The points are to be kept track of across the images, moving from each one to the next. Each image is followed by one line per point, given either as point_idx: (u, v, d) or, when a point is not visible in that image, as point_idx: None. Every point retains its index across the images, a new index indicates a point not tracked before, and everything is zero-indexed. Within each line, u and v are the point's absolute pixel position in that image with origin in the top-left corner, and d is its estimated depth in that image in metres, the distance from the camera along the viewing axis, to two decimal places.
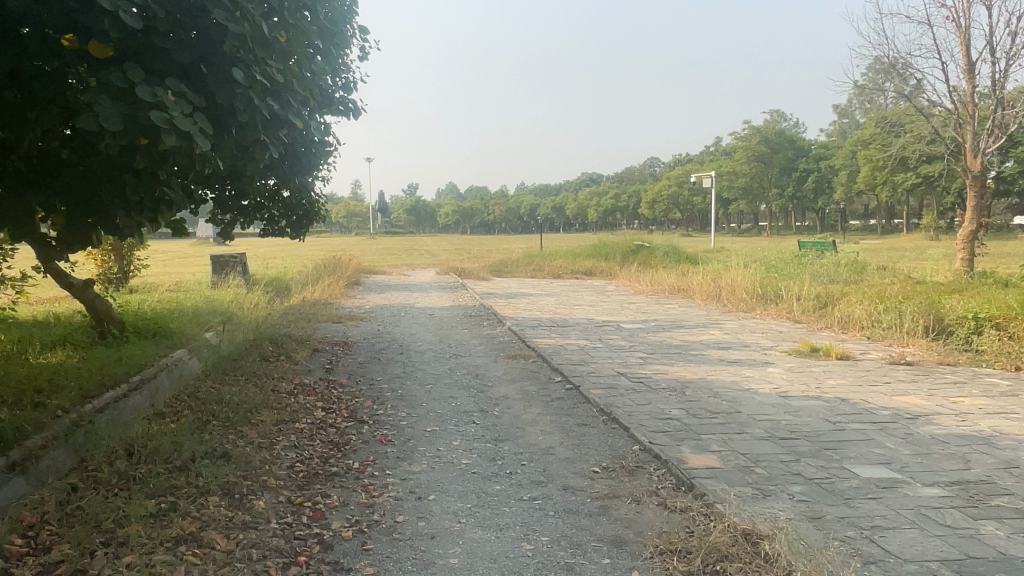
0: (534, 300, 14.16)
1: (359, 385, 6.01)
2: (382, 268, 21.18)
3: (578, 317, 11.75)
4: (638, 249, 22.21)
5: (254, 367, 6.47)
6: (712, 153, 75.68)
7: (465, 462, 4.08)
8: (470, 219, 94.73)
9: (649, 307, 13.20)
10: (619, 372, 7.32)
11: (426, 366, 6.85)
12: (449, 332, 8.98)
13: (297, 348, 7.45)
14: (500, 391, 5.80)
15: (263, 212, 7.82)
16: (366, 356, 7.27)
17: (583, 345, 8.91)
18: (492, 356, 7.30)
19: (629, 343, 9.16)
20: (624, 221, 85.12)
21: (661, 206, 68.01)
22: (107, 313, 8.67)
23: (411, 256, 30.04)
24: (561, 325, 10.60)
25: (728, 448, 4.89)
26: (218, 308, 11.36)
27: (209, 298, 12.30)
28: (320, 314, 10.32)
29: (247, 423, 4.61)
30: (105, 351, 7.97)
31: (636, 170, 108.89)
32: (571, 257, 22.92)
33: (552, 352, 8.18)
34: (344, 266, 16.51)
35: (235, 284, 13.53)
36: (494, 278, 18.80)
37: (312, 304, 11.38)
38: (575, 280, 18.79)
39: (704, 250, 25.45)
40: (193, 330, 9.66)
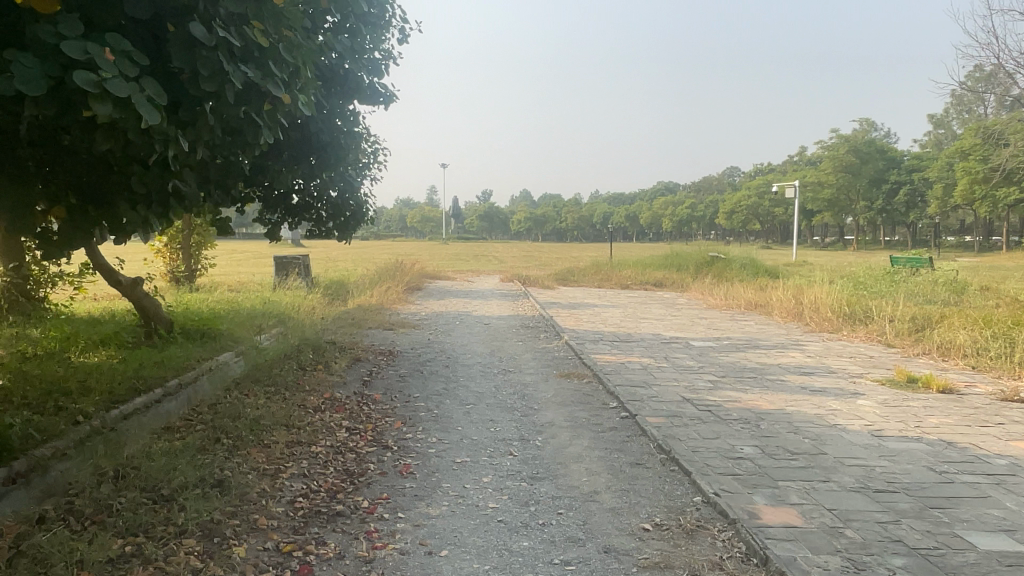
0: (598, 312, 13.47)
1: (394, 402, 5.48)
2: (447, 273, 20.84)
3: (644, 331, 10.99)
4: (713, 261, 21.14)
5: (288, 376, 6.02)
6: (795, 164, 72.93)
7: (492, 507, 3.46)
8: (542, 227, 94.26)
9: (723, 324, 12.28)
10: (684, 397, 6.56)
11: (469, 383, 6.29)
12: (502, 345, 8.39)
13: (338, 357, 6.98)
14: (547, 416, 5.17)
15: (309, 212, 7.44)
16: (408, 369, 6.76)
17: (647, 365, 8.17)
18: (544, 374, 6.68)
19: (698, 364, 8.37)
20: (700, 231, 82.95)
21: (740, 216, 65.84)
22: (155, 313, 8.46)
23: (479, 262, 29.75)
24: (624, 340, 9.87)
25: (811, 502, 4.11)
26: (273, 310, 11.14)
27: (266, 300, 12.13)
28: (371, 320, 9.94)
29: (257, 445, 4.14)
30: (148, 351, 7.75)
31: (714, 180, 106.19)
32: (641, 267, 22.04)
33: (611, 372, 7.48)
34: (405, 271, 16.20)
35: (294, 286, 13.36)
36: (559, 287, 18.16)
37: (366, 310, 11.01)
38: (645, 291, 17.95)
39: (785, 263, 24.09)
40: (244, 332, 9.40)
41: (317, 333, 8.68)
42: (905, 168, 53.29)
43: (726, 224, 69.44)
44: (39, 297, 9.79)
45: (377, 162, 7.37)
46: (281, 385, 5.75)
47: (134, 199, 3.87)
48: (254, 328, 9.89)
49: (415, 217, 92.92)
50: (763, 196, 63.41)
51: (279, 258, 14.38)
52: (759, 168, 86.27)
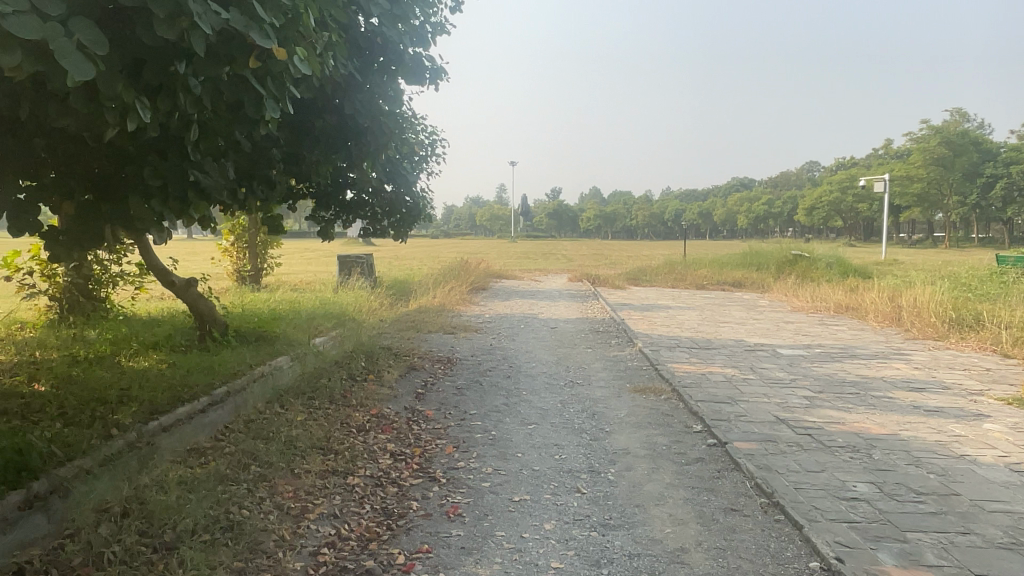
0: (673, 314, 12.63)
1: (448, 420, 4.87)
2: (513, 272, 20.26)
3: (725, 337, 10.13)
4: (796, 260, 19.85)
5: (336, 386, 5.50)
6: (880, 157, 69.34)
7: (554, 566, 2.82)
8: (612, 225, 92.87)
9: (812, 329, 11.26)
10: (778, 419, 5.74)
11: (533, 397, 5.65)
12: (569, 352, 7.71)
13: (392, 365, 6.43)
14: (620, 442, 4.48)
15: (364, 209, 6.93)
16: (466, 380, 6.18)
17: (731, 377, 7.35)
18: (616, 388, 5.99)
19: (789, 376, 7.50)
20: (777, 228, 79.99)
21: (821, 212, 62.99)
22: (209, 315, 8.14)
23: (547, 260, 29.11)
24: (702, 348, 9.04)
25: (953, 565, 3.29)
26: (333, 311, 10.77)
27: (327, 300, 11.79)
28: (432, 323, 9.44)
29: (286, 475, 3.60)
30: (199, 354, 7.44)
31: (792, 175, 102.35)
32: (717, 266, 20.93)
33: (692, 385, 6.71)
34: (470, 270, 15.70)
35: (357, 286, 13.01)
36: (631, 287, 17.33)
37: (428, 312, 10.52)
38: (722, 292, 16.93)
39: (873, 262, 22.50)
40: (301, 335, 9.02)
41: (375, 338, 8.18)
42: (1003, 160, 49.76)
43: (806, 220, 66.61)
44: (100, 297, 9.71)
45: (435, 155, 6.83)
46: (326, 397, 5.23)
47: (148, 193, 3.41)
48: (312, 331, 9.50)
49: (484, 215, 92.99)
50: (847, 192, 60.46)
51: (342, 257, 14.08)
52: (840, 162, 82.49)
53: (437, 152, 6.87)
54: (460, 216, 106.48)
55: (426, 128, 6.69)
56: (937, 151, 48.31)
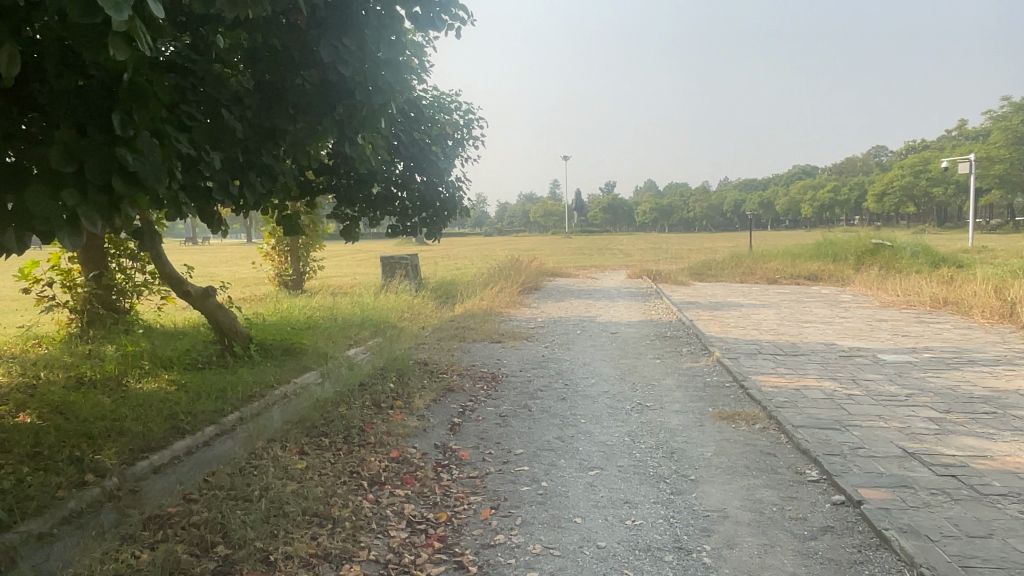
0: (747, 313, 11.36)
1: (488, 464, 3.85)
2: (568, 270, 19.17)
3: (812, 339, 8.85)
4: (877, 250, 18.16)
5: (353, 417, 4.52)
6: (955, 138, 65.43)
7: None
8: (669, 217, 90.74)
9: (911, 329, 9.83)
10: (906, 453, 4.51)
11: (593, 428, 4.57)
12: (633, 365, 6.59)
13: (423, 387, 5.41)
14: (712, 498, 3.38)
15: (391, 204, 5.97)
16: (513, 404, 5.16)
17: (831, 393, 6.11)
18: (696, 413, 4.87)
19: (902, 391, 6.22)
20: (843, 216, 76.60)
21: (892, 198, 59.77)
22: (231, 327, 7.34)
23: (604, 256, 27.91)
24: (789, 355, 7.79)
25: None
26: (372, 318, 9.86)
27: (367, 305, 10.93)
28: (478, 331, 8.45)
29: (257, 564, 2.65)
30: (215, 372, 6.63)
31: (857, 160, 98.12)
32: (790, 258, 19.41)
33: (787, 406, 5.51)
34: (522, 268, 14.68)
35: (400, 289, 12.14)
36: (695, 283, 16.05)
37: (474, 317, 9.52)
38: (797, 287, 15.49)
39: (962, 249, 20.55)
40: (334, 347, 8.14)
41: (413, 350, 7.21)
42: None
43: (876, 207, 63.40)
44: (124, 309, 9.05)
45: (471, 138, 5.82)
46: (339, 434, 4.24)
47: (60, 181, 2.53)
48: (347, 343, 8.60)
49: (538, 211, 91.83)
50: (920, 176, 57.14)
51: (385, 258, 13.22)
52: (911, 145, 78.35)
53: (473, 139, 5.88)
54: (514, 213, 105.69)
55: (460, 105, 5.69)
56: (1022, 129, 44.98)
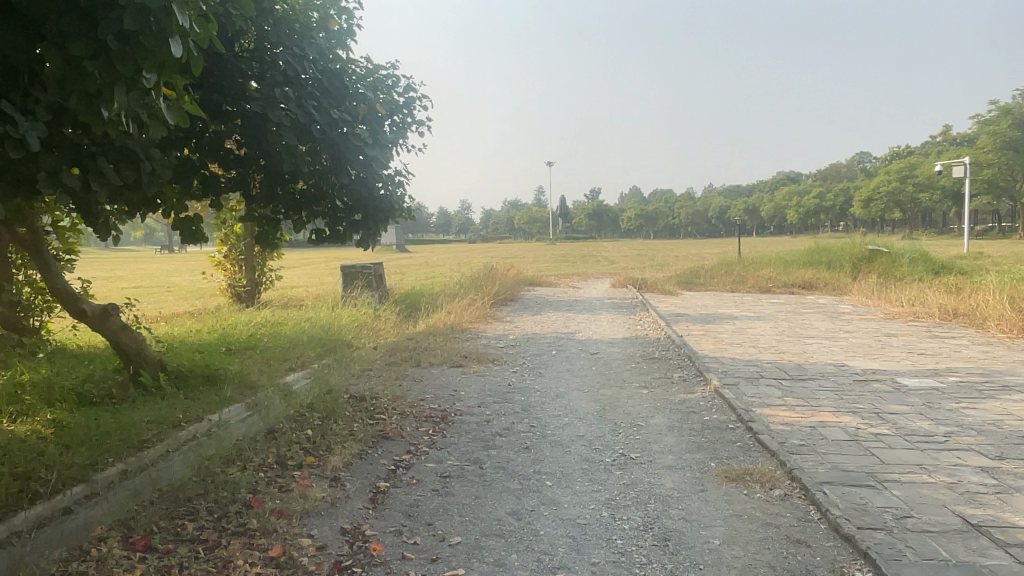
0: (742, 327, 10.31)
1: (410, 567, 2.71)
2: (548, 278, 18.11)
3: (818, 359, 7.80)
4: (874, 256, 17.19)
5: (242, 484, 3.40)
6: (939, 143, 65.14)
7: None
8: (654, 224, 90.02)
9: (925, 345, 8.81)
10: (969, 527, 3.44)
11: (561, 496, 3.46)
12: (614, 397, 5.48)
13: (348, 432, 4.27)
14: None
15: (316, 205, 4.83)
16: (460, 457, 4.02)
17: (854, 432, 5.03)
18: (695, 471, 3.78)
19: (938, 428, 5.16)
20: (828, 221, 76.20)
21: (878, 204, 59.20)
22: (139, 351, 6.16)
23: (587, 264, 26.90)
24: (796, 381, 6.71)
25: None
26: (320, 335, 8.69)
27: (319, 320, 9.77)
28: (437, 352, 7.33)
29: None
30: (107, 410, 5.43)
31: (841, 167, 97.99)
32: (782, 266, 18.44)
33: (805, 454, 4.42)
34: (497, 277, 13.57)
35: (360, 301, 10.99)
36: (683, 292, 15.02)
37: (436, 335, 8.39)
38: (792, 296, 14.50)
39: (959, 256, 19.67)
40: (266, 372, 6.97)
41: (353, 378, 6.08)
42: None
43: (862, 213, 62.89)
44: (29, 329, 7.84)
45: (413, 120, 4.69)
46: (211, 516, 3.13)
47: None
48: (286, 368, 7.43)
49: (522, 217, 90.67)
50: (906, 181, 56.65)
51: (345, 266, 12.01)
52: (896, 150, 78.17)
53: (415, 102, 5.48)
54: (499, 219, 104.67)
55: (395, 77, 4.56)
56: (1011, 133, 43.58)
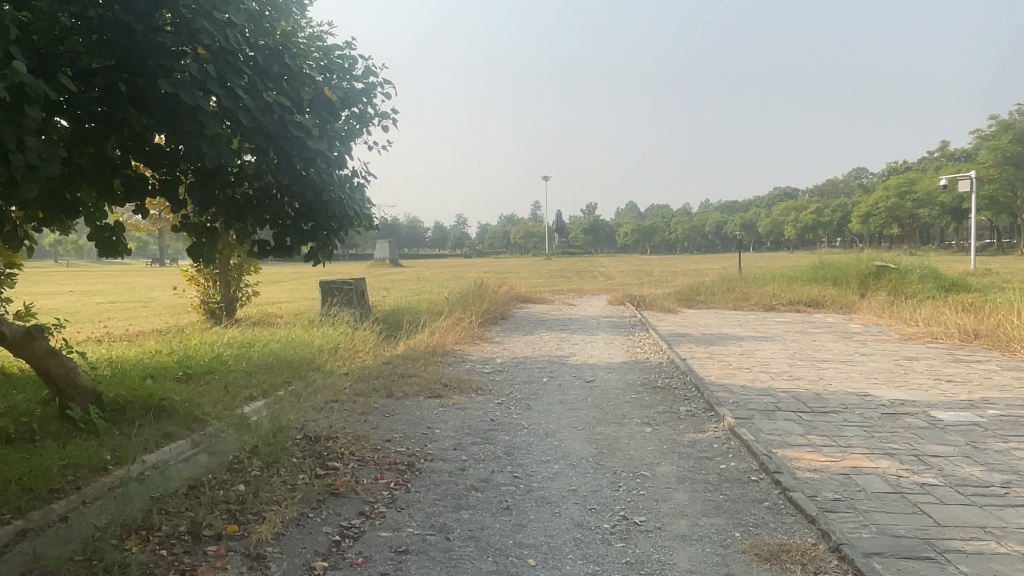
0: (749, 349, 9.57)
1: None
2: (543, 295, 17.36)
3: (837, 387, 7.05)
4: (882, 273, 16.50)
5: (132, 569, 2.64)
6: (937, 160, 64.86)
7: None
8: (650, 239, 89.49)
9: (951, 371, 8.06)
10: None
11: None
12: (612, 438, 4.72)
13: (288, 489, 3.50)
14: None
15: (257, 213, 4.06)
16: (421, 522, 3.24)
17: (896, 483, 4.26)
18: (715, 546, 3.00)
19: (993, 477, 4.40)
20: (825, 237, 75.79)
21: (877, 221, 58.74)
22: (71, 381, 5.36)
23: (583, 280, 26.22)
24: (818, 414, 5.95)
25: None
26: (291, 358, 7.92)
27: (292, 340, 9.01)
28: (415, 379, 6.56)
29: None
30: (22, 449, 4.64)
31: (838, 183, 97.76)
32: (785, 282, 17.76)
33: (842, 514, 3.65)
34: (488, 294, 12.82)
35: (338, 319, 10.23)
36: (684, 310, 14.28)
37: (417, 358, 7.63)
38: (798, 315, 13.77)
39: (968, 273, 19.00)
40: (221, 404, 6.18)
41: (316, 412, 5.28)
42: None
43: (861, 228, 62.40)
44: None
45: (369, 111, 3.93)
46: None
47: None
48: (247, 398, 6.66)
49: (518, 233, 90.10)
50: (905, 198, 56.22)
51: (323, 281, 11.23)
52: (893, 166, 77.91)
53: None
54: (496, 234, 104.14)
55: (349, 59, 3.80)
56: (1012, 148, 43.13)
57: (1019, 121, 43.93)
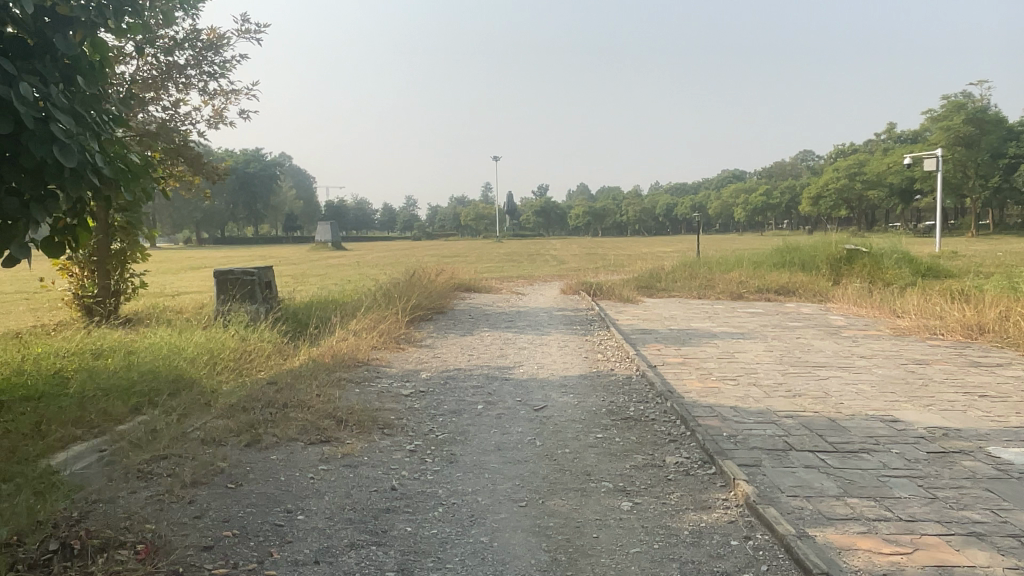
0: (727, 350, 8.04)
1: None
2: (488, 282, 15.63)
3: (852, 409, 5.51)
4: (854, 257, 15.18)
5: None
6: (884, 141, 65.17)
7: None
8: (602, 221, 88.50)
9: (976, 379, 6.62)
10: None
11: None
12: (571, 528, 3.02)
13: None
14: None
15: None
16: None
17: None
18: None
19: None
20: (774, 218, 75.84)
21: (827, 202, 58.57)
22: None
23: (534, 264, 24.60)
24: (846, 458, 4.37)
25: None
26: (138, 380, 5.94)
27: (162, 346, 7.14)
28: (299, 409, 4.81)
29: None
30: None
31: (787, 165, 98.38)
32: (750, 266, 16.40)
33: None
34: (421, 283, 11.04)
35: (229, 320, 8.36)
36: (644, 299, 12.74)
37: (312, 376, 5.81)
38: (770, 304, 12.36)
39: (939, 255, 17.99)
40: (12, 453, 4.34)
41: (124, 485, 3.46)
42: None
43: (811, 210, 62.25)
44: None
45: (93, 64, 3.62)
46: None
47: None
48: (52, 447, 4.65)
49: (468, 215, 88.02)
50: (855, 178, 56.10)
51: (217, 271, 9.21)
52: (841, 148, 78.22)
53: (263, 28, 9.36)
54: (445, 216, 101.78)
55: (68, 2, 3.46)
56: (962, 129, 42.89)
57: (970, 101, 43.71)
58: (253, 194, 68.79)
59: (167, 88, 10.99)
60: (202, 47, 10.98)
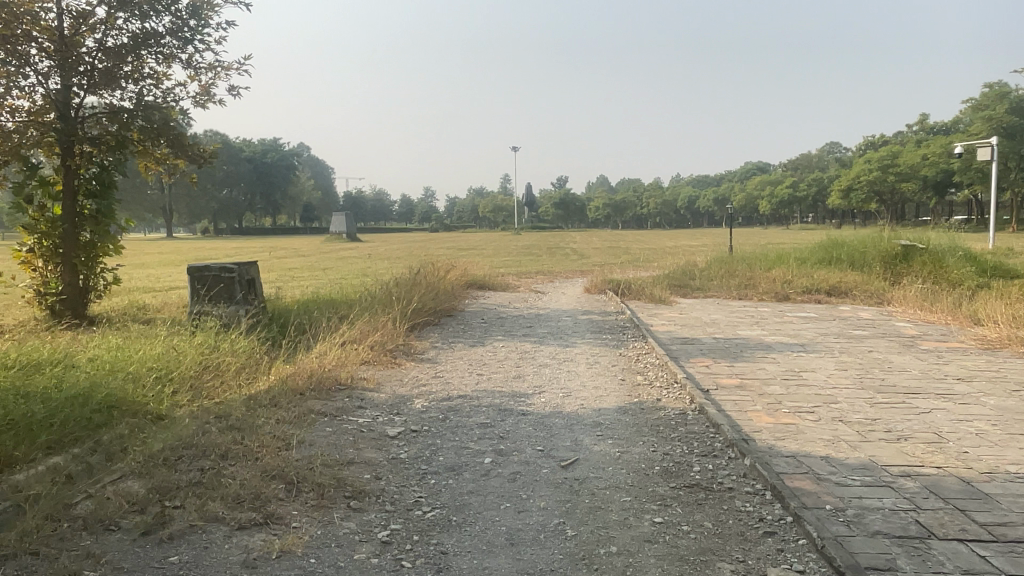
0: (791, 368, 6.65)
1: None
2: (505, 279, 14.32)
3: (985, 464, 4.11)
4: (911, 254, 13.65)
5: None
6: (916, 132, 63.06)
7: None
8: (623, 213, 86.82)
9: None
10: None
11: None
12: None
13: None
14: None
15: None
16: None
17: None
18: None
19: None
20: (800, 211, 73.83)
21: (857, 195, 56.55)
22: None
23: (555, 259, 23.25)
24: (1016, 555, 3.00)
25: None
26: (57, 402, 4.65)
27: (108, 357, 5.90)
28: (241, 464, 3.52)
29: None
30: None
31: (813, 157, 96.08)
32: (792, 263, 14.96)
33: None
34: (427, 280, 9.76)
35: (196, 326, 7.12)
36: (678, 301, 11.36)
37: (273, 408, 4.51)
38: (823, 308, 10.92)
39: (998, 253, 16.45)
40: None
41: None
42: None
43: (841, 202, 60.24)
44: None
45: None
46: None
47: None
48: None
49: (486, 205, 86.73)
50: (888, 171, 54.08)
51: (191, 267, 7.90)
52: (870, 139, 76.12)
53: None
54: (463, 207, 100.53)
55: None
56: (1006, 117, 40.79)
57: (1013, 89, 41.83)
58: (270, 185, 67.86)
59: (146, 61, 9.82)
60: (185, 11, 9.79)
